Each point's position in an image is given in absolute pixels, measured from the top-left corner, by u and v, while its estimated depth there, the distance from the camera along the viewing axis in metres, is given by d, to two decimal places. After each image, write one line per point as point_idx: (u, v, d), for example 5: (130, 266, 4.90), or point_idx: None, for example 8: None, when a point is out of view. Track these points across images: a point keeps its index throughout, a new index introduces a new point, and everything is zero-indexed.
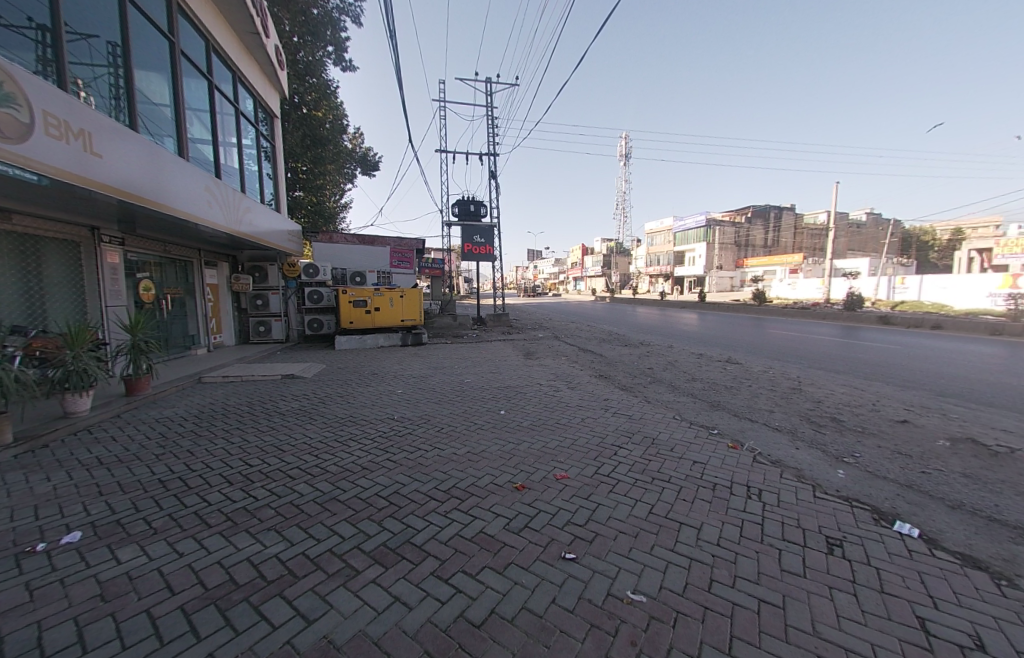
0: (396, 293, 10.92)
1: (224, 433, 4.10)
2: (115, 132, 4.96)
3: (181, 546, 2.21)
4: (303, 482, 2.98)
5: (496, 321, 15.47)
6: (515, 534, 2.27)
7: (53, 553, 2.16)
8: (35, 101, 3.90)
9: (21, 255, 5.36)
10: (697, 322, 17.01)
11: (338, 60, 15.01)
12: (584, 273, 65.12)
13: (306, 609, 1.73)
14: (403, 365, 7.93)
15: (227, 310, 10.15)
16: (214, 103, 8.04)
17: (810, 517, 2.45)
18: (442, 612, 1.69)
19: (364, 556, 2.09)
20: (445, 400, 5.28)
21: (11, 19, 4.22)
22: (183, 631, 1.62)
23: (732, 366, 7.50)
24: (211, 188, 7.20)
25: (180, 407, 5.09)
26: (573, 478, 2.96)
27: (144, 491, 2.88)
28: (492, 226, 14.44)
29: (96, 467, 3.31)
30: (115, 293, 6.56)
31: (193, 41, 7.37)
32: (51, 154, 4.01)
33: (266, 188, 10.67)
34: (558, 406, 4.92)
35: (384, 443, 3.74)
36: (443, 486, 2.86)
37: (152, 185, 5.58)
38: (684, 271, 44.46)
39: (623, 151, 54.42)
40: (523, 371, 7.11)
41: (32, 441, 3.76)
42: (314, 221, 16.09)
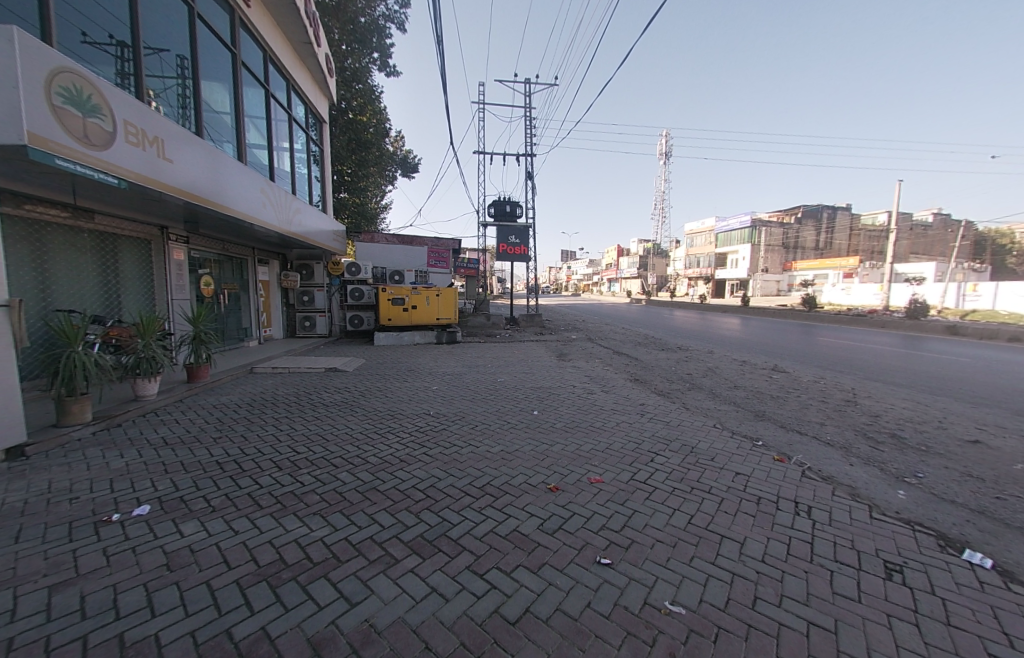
0: (432, 292, 11.19)
1: (273, 421, 4.36)
2: (183, 138, 5.38)
3: (236, 525, 2.36)
4: (345, 470, 3.12)
5: (529, 322, 15.46)
6: (548, 535, 2.26)
7: (125, 523, 2.38)
8: (117, 112, 4.31)
9: (101, 251, 5.91)
10: (738, 326, 16.34)
11: (383, 66, 15.59)
12: (619, 275, 63.99)
13: (348, 592, 1.81)
14: (438, 363, 8.10)
15: (276, 305, 10.77)
16: (270, 111, 8.54)
17: (865, 539, 2.29)
18: (477, 606, 1.71)
19: (402, 546, 2.16)
20: (479, 398, 5.35)
21: (96, 37, 4.66)
22: (237, 603, 1.74)
23: (779, 375, 7.09)
24: (265, 191, 7.68)
25: (236, 395, 5.48)
26: (607, 483, 2.91)
27: (204, 470, 3.12)
28: (527, 227, 14.44)
29: (163, 446, 3.63)
30: (180, 287, 7.13)
31: (252, 52, 7.83)
32: (128, 159, 4.41)
33: (314, 191, 11.22)
34: (592, 408, 4.87)
35: (420, 437, 3.84)
36: (477, 483, 2.90)
37: (214, 187, 6.01)
38: (726, 273, 42.57)
39: (662, 150, 53.05)
40: (557, 372, 7.07)
41: (107, 420, 4.16)
42: (356, 222, 16.76)
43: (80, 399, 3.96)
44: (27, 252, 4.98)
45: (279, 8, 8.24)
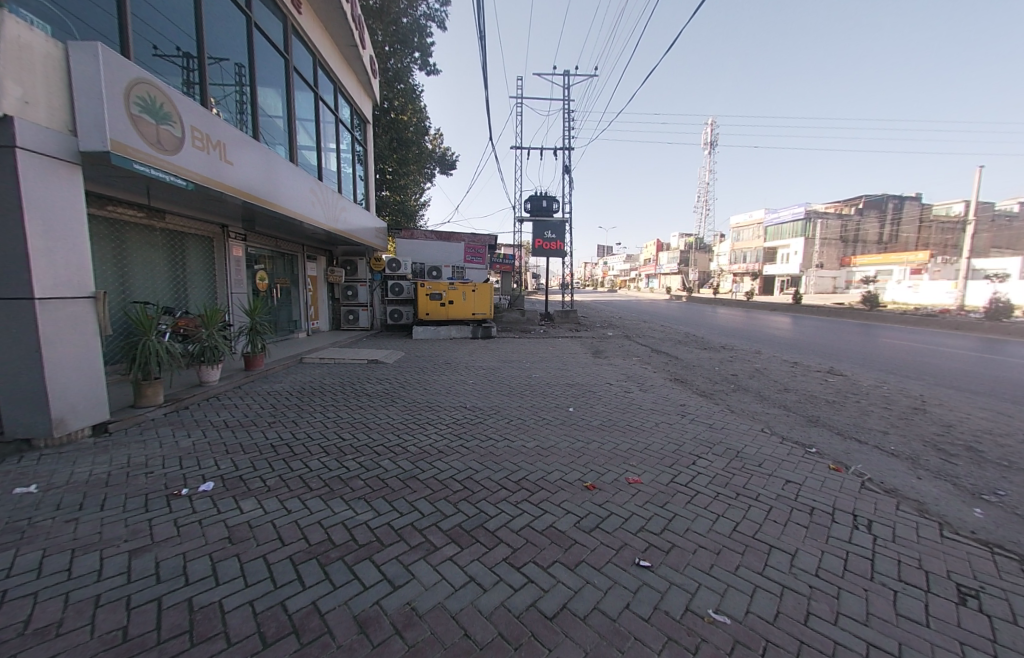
0: (468, 287, 11.37)
1: (321, 408, 4.62)
2: (241, 141, 5.75)
3: (289, 504, 2.53)
4: (386, 458, 3.24)
5: (564, 318, 15.30)
6: (585, 533, 2.24)
7: (193, 498, 2.61)
8: (186, 119, 4.67)
9: (171, 249, 6.45)
10: (788, 325, 15.41)
11: (424, 65, 15.92)
12: (657, 271, 62.05)
13: (391, 575, 1.88)
14: (473, 357, 8.22)
15: (323, 299, 11.33)
16: (319, 114, 8.94)
17: (934, 559, 2.09)
18: (515, 599, 1.73)
19: (441, 534, 2.21)
20: (514, 393, 5.37)
21: (166, 51, 5.05)
22: (291, 577, 1.86)
23: (835, 378, 6.60)
24: (314, 191, 8.08)
25: (287, 383, 5.84)
26: (646, 484, 2.84)
27: (260, 452, 3.36)
28: (564, 221, 14.28)
29: (223, 428, 3.95)
30: (238, 281, 7.67)
31: (302, 57, 8.21)
32: (194, 163, 4.76)
33: (358, 190, 11.67)
34: (630, 407, 4.77)
35: (457, 429, 3.93)
36: (512, 476, 2.92)
37: (268, 187, 6.38)
38: (775, 269, 40.15)
39: (705, 140, 50.75)
40: (593, 369, 6.99)
41: (176, 403, 4.56)
42: (397, 219, 17.27)
43: (154, 382, 4.36)
44: (110, 249, 5.52)
45: (329, 15, 8.59)
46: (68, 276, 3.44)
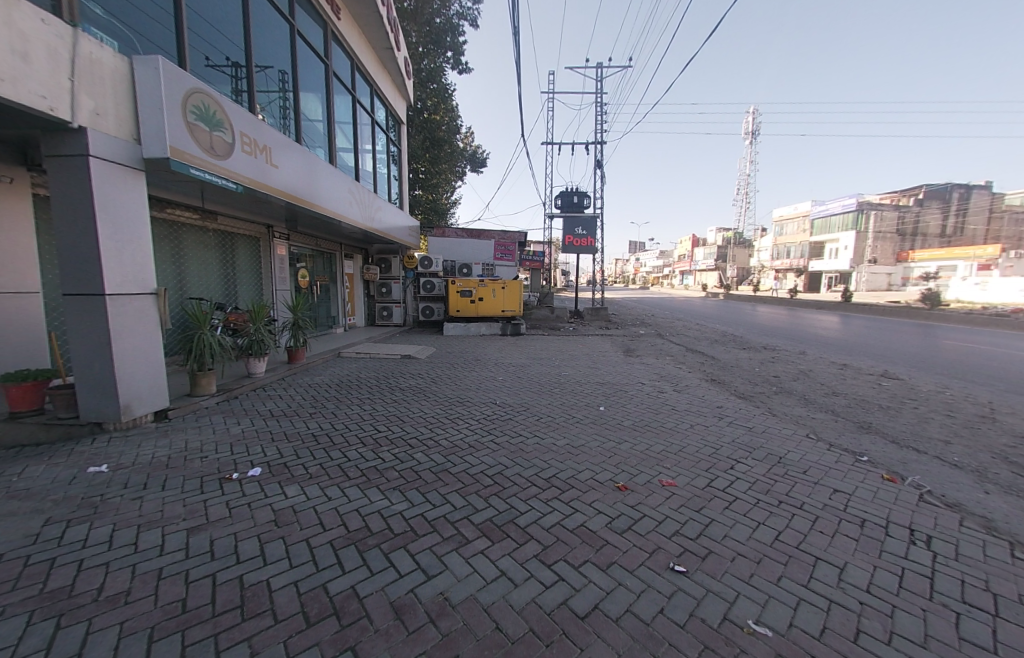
0: (498, 284, 11.43)
1: (357, 401, 4.80)
2: (285, 145, 6.02)
3: (329, 491, 2.64)
4: (419, 451, 3.33)
5: (595, 316, 15.07)
6: (617, 534, 2.22)
7: (243, 481, 2.78)
8: (236, 126, 4.95)
9: (223, 248, 6.87)
10: (836, 325, 14.48)
11: (456, 65, 16.09)
12: (693, 267, 59.97)
13: (425, 565, 1.93)
14: (503, 354, 8.27)
15: (359, 296, 11.73)
16: (356, 116, 9.22)
17: (1005, 581, 1.91)
18: (547, 596, 1.73)
19: (473, 527, 2.25)
20: (544, 391, 5.36)
21: (217, 61, 5.34)
22: (331, 561, 1.96)
23: (889, 382, 6.14)
24: (352, 191, 8.37)
25: (327, 376, 6.10)
26: (681, 487, 2.76)
27: (302, 441, 3.54)
28: (595, 217, 14.05)
29: (269, 417, 4.19)
30: (282, 279, 8.07)
31: (341, 61, 8.48)
32: (242, 167, 5.03)
33: (393, 189, 11.97)
34: (664, 408, 4.65)
35: (487, 425, 3.97)
36: (543, 474, 2.92)
37: (309, 188, 6.65)
38: (822, 265, 37.81)
39: (746, 130, 48.47)
40: (625, 368, 6.85)
41: (227, 392, 4.87)
42: (429, 217, 17.59)
43: (207, 373, 4.68)
44: (169, 250, 5.94)
45: (366, 19, 8.82)
46: (133, 274, 3.73)
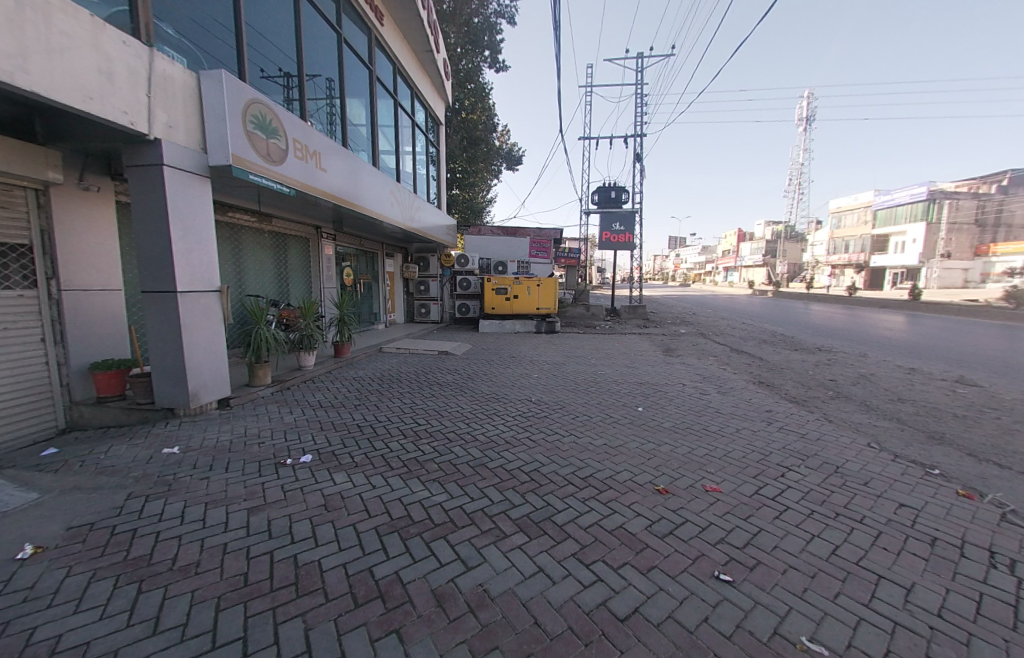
0: (533, 282, 11.42)
1: (398, 395, 4.97)
2: (333, 150, 6.32)
3: (374, 480, 2.77)
4: (458, 445, 3.40)
5: (632, 314, 14.70)
6: (658, 538, 2.16)
7: (296, 467, 2.97)
8: (290, 133, 5.25)
9: (277, 248, 7.32)
10: (902, 325, 13.24)
11: (494, 63, 16.16)
12: (738, 264, 56.98)
13: (464, 556, 1.98)
14: (538, 352, 8.26)
15: (399, 294, 12.11)
16: (397, 119, 9.50)
17: None
18: (585, 595, 1.72)
19: (510, 523, 2.27)
20: (581, 390, 5.30)
21: (271, 72, 5.67)
22: (377, 546, 2.05)
23: (967, 390, 5.54)
24: (393, 192, 8.65)
25: (369, 370, 6.36)
26: (726, 494, 2.65)
27: (348, 431, 3.72)
28: (633, 212, 13.67)
29: (318, 408, 4.43)
30: (329, 277, 8.48)
31: (384, 66, 8.75)
32: (295, 171, 5.33)
33: (431, 189, 12.24)
34: (707, 410, 4.47)
35: (523, 422, 3.99)
36: (580, 473, 2.90)
37: (354, 190, 6.94)
38: (885, 260, 34.74)
39: (799, 116, 45.39)
40: (664, 368, 6.64)
41: (281, 383, 5.19)
42: (466, 216, 17.84)
43: (263, 365, 5.01)
44: (231, 250, 6.40)
45: (407, 23, 9.05)
46: (200, 272, 4.05)
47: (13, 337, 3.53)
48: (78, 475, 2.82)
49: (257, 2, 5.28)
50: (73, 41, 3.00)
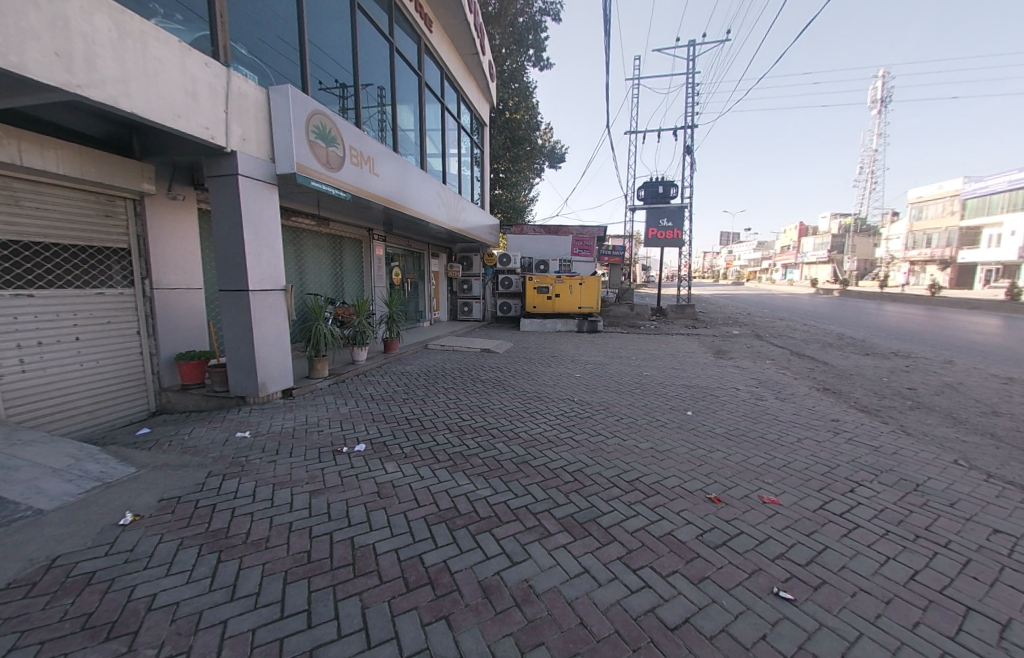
0: (576, 280, 11.30)
1: (443, 390, 5.12)
2: (384, 154, 6.60)
3: (421, 471, 2.88)
4: (501, 441, 3.46)
5: (679, 313, 14.11)
6: (710, 548, 2.08)
7: (351, 454, 3.16)
8: (347, 140, 5.55)
9: (334, 249, 7.77)
10: (998, 329, 11.66)
11: (538, 61, 16.13)
12: (798, 260, 52.93)
13: (509, 551, 2.01)
14: (580, 351, 8.17)
15: (443, 293, 12.44)
16: (444, 122, 9.75)
17: None
18: (632, 600, 1.70)
19: (554, 521, 2.28)
20: (625, 391, 5.18)
21: (329, 84, 6.00)
22: (426, 535, 2.13)
23: None
24: (439, 193, 8.90)
25: (416, 366, 6.60)
26: (786, 507, 2.49)
27: (397, 423, 3.89)
28: (682, 207, 13.13)
29: (370, 400, 4.67)
30: (379, 276, 8.89)
31: (432, 71, 8.99)
32: (351, 177, 5.63)
33: (475, 190, 12.45)
34: (762, 416, 4.21)
35: (566, 421, 3.97)
36: (625, 476, 2.85)
37: (403, 192, 7.21)
38: (976, 255, 30.80)
39: (871, 98, 41.41)
40: (715, 371, 6.33)
41: (337, 376, 5.53)
42: (508, 215, 17.97)
43: (322, 359, 5.36)
44: (294, 251, 6.88)
45: (455, 28, 9.24)
46: (268, 272, 4.40)
47: (115, 330, 4.05)
48: (167, 453, 3.18)
49: (318, 19, 5.63)
50: (165, 65, 3.36)
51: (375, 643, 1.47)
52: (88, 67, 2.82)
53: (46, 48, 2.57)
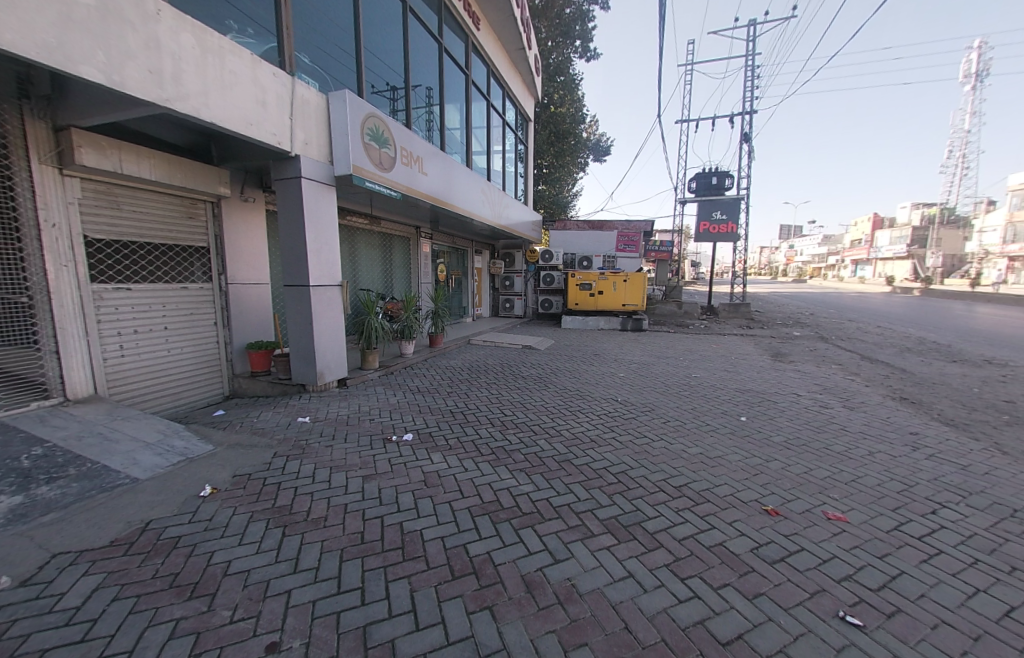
0: (620, 277, 11.01)
1: (485, 385, 5.20)
2: (432, 153, 6.78)
3: (465, 463, 2.95)
4: (543, 438, 3.46)
5: (731, 312, 13.34)
6: (766, 563, 1.96)
7: (399, 443, 3.30)
8: (398, 141, 5.75)
9: (384, 246, 8.11)
10: None
11: (585, 53, 15.81)
12: (870, 256, 48.14)
13: (552, 548, 2.01)
14: (624, 350, 7.97)
15: (485, 289, 12.60)
16: (490, 120, 9.83)
17: None
18: (680, 610, 1.64)
19: (598, 522, 2.25)
20: (672, 393, 4.99)
21: (381, 87, 6.23)
22: (470, 526, 2.18)
23: None
24: (484, 190, 9.01)
25: (460, 360, 6.75)
26: (854, 525, 2.29)
27: (442, 416, 4.01)
28: (738, 199, 12.38)
29: (416, 392, 4.84)
30: (425, 272, 9.17)
31: (478, 69, 9.08)
32: (401, 176, 5.84)
33: (519, 186, 12.46)
34: (826, 425, 3.90)
35: (609, 421, 3.90)
36: (673, 481, 2.75)
37: (449, 190, 7.37)
38: None
39: (964, 72, 36.69)
40: (770, 375, 5.94)
41: (386, 367, 5.79)
42: (551, 211, 17.82)
43: (372, 351, 5.64)
44: (348, 248, 7.25)
45: (502, 24, 9.27)
46: (327, 268, 4.68)
47: (196, 320, 4.49)
48: (238, 434, 3.49)
49: (374, 25, 5.85)
50: (239, 78, 3.66)
51: (423, 626, 1.53)
52: (176, 82, 3.12)
53: (142, 67, 2.87)
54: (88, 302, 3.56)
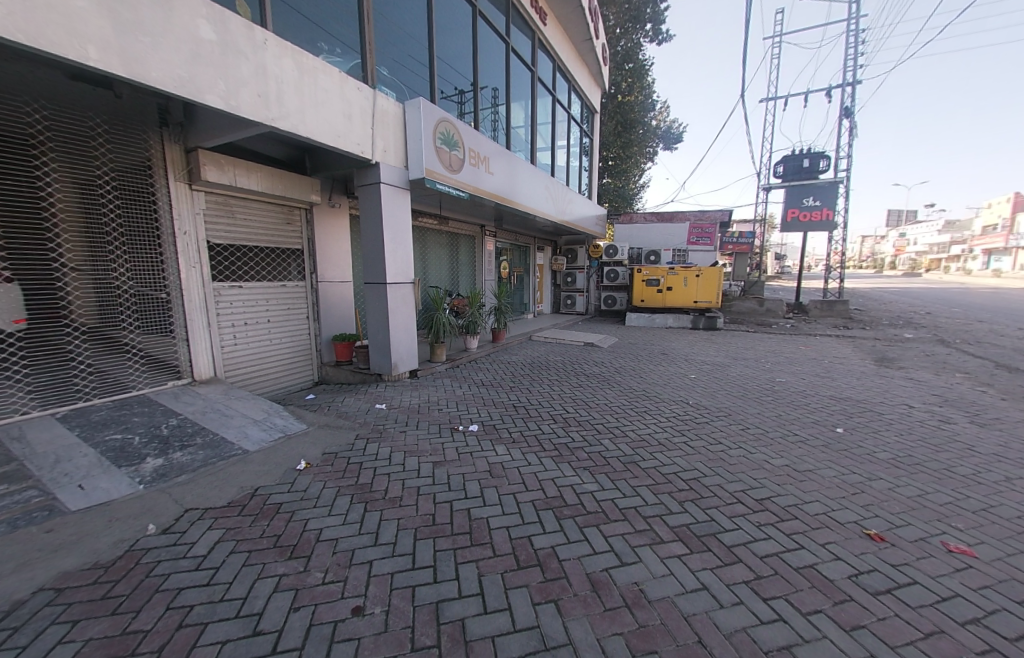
0: (692, 272, 10.35)
1: (547, 382, 5.21)
2: (498, 153, 6.91)
3: (529, 457, 2.99)
4: (607, 437, 3.39)
5: (823, 310, 11.91)
6: (866, 592, 1.75)
7: (466, 434, 3.44)
8: (466, 143, 5.95)
9: (451, 244, 8.43)
10: None
11: (656, 36, 15.03)
12: (1011, 243, 40.05)
13: (618, 550, 1.97)
14: (694, 349, 7.49)
15: (547, 285, 12.57)
16: (555, 115, 9.75)
17: None
18: (761, 631, 1.53)
19: (668, 529, 2.16)
20: (750, 397, 4.60)
21: (451, 91, 6.46)
22: (535, 519, 2.22)
23: None
24: (547, 187, 8.98)
25: (522, 356, 6.83)
26: (984, 562, 1.95)
27: (505, 409, 4.10)
28: (835, 182, 11.01)
29: (480, 386, 4.99)
30: (489, 269, 9.38)
31: (544, 64, 9.04)
32: (469, 177, 6.03)
33: (583, 181, 12.23)
34: (945, 443, 3.35)
35: (679, 425, 3.70)
36: (752, 492, 2.55)
37: (513, 188, 7.46)
38: None
39: None
40: (872, 382, 5.23)
41: (452, 361, 6.03)
42: (617, 204, 17.24)
43: (440, 344, 5.90)
44: (420, 247, 7.66)
45: (569, 17, 9.13)
46: (401, 266, 4.99)
47: (292, 314, 5.05)
48: (326, 416, 3.87)
49: (445, 32, 6.08)
50: (330, 93, 4.03)
51: (491, 610, 1.59)
52: (279, 102, 3.52)
53: (252, 91, 3.28)
54: (210, 298, 4.17)
